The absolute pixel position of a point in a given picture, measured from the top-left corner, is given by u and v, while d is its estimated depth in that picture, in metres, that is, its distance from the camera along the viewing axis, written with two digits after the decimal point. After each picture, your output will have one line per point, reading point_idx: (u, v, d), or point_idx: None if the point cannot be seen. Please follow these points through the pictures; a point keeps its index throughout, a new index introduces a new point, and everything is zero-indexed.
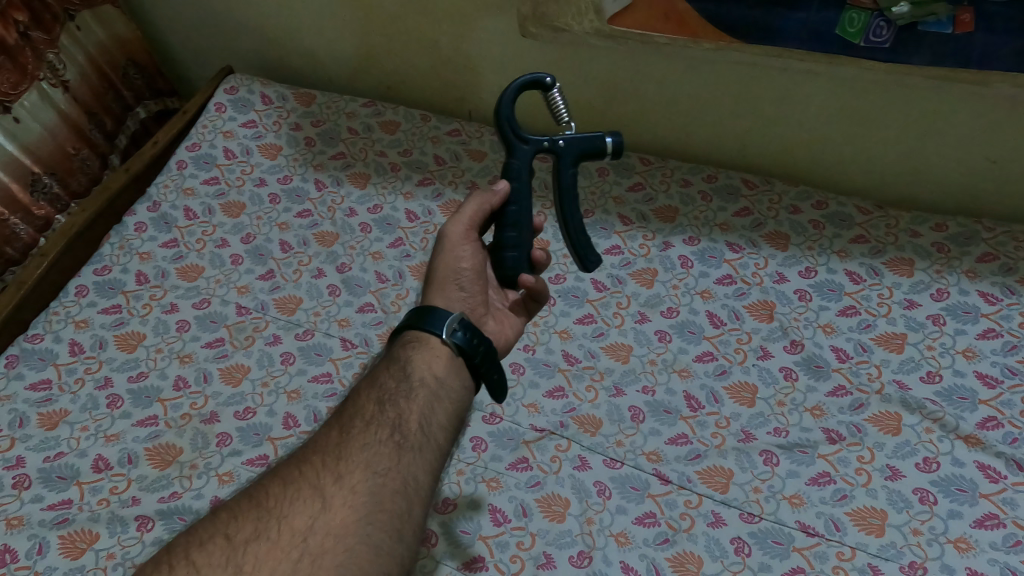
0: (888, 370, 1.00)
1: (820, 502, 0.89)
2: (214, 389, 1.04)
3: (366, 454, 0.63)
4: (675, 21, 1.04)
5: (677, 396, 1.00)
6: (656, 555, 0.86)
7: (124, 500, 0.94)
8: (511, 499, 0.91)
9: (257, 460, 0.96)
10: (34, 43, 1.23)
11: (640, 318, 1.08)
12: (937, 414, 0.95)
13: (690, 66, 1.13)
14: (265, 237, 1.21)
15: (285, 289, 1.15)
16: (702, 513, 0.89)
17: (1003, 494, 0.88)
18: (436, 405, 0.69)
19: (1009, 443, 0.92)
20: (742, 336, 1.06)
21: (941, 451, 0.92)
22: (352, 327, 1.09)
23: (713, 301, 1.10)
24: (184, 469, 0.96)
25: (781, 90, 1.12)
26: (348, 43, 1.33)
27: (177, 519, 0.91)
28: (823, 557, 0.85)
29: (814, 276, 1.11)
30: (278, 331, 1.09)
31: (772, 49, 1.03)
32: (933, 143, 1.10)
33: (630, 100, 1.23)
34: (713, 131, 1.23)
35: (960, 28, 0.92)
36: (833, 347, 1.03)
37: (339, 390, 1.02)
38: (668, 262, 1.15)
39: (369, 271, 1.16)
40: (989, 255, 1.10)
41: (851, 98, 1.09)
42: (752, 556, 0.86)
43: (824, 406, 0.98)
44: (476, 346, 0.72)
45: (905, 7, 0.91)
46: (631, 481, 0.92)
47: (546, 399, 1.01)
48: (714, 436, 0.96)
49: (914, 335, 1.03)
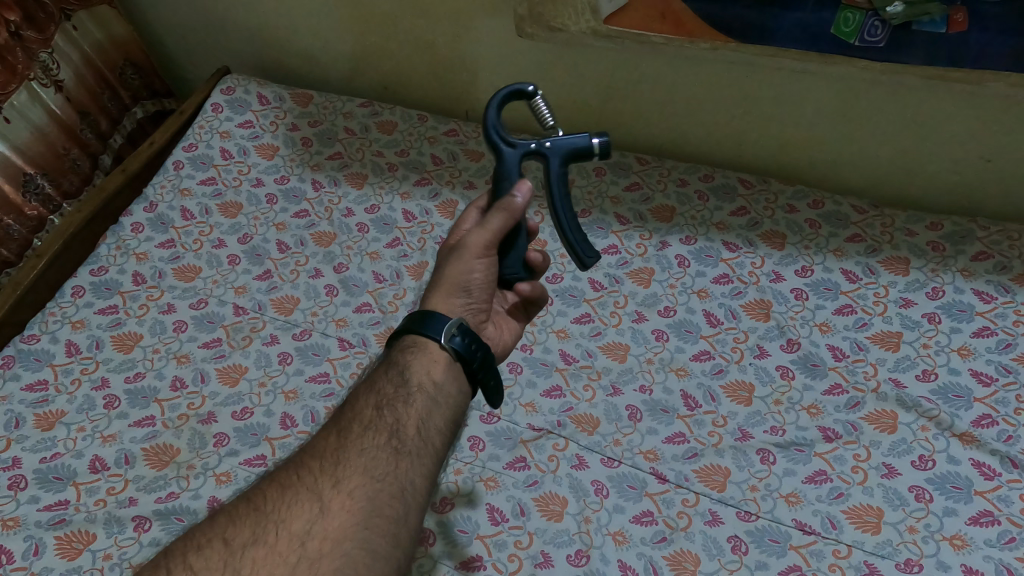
0: (885, 369, 0.96)
1: (818, 501, 0.85)
2: (211, 389, 0.99)
3: (363, 460, 0.58)
4: (673, 23, 1.00)
5: (674, 395, 0.96)
6: (654, 555, 0.82)
7: (121, 500, 0.90)
8: (508, 499, 0.87)
9: (255, 460, 0.92)
10: (25, 43, 1.16)
11: (637, 317, 1.04)
12: (932, 412, 0.90)
13: (688, 65, 1.09)
14: (263, 238, 1.17)
15: (282, 289, 1.10)
16: (700, 512, 0.85)
17: (998, 492, 0.84)
18: (435, 410, 0.64)
19: (1004, 440, 0.88)
20: (739, 335, 1.01)
21: (937, 449, 0.88)
22: (350, 327, 1.05)
23: (710, 301, 1.05)
24: (181, 469, 0.92)
25: (782, 90, 1.07)
26: (344, 43, 1.29)
27: (176, 520, 0.87)
28: (819, 555, 0.81)
29: (811, 275, 1.07)
30: (276, 331, 1.05)
31: (769, 49, 0.99)
32: (942, 142, 1.06)
33: (627, 99, 1.18)
34: (713, 131, 1.19)
35: (954, 29, 0.88)
36: (829, 345, 0.99)
37: (337, 391, 0.98)
38: (665, 262, 1.10)
39: (366, 271, 1.11)
40: (983, 254, 1.05)
41: (850, 97, 1.05)
42: (750, 554, 0.82)
43: (820, 405, 0.93)
44: (473, 352, 0.66)
45: (898, 7, 0.87)
46: (627, 480, 0.88)
47: (543, 399, 0.96)
48: (711, 435, 0.92)
49: (910, 333, 0.99)
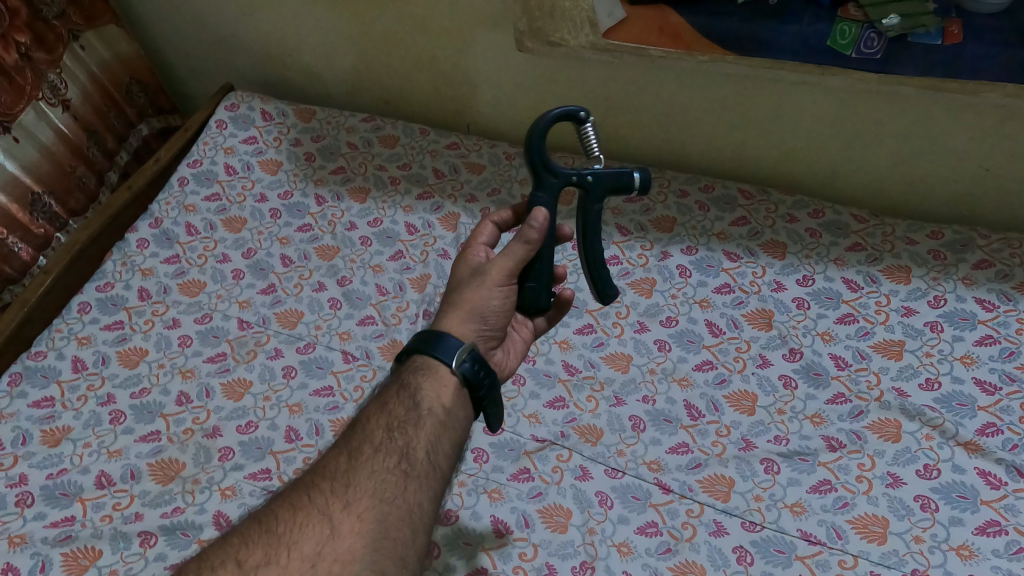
0: (886, 377, 0.96)
1: (821, 510, 0.85)
2: (216, 404, 0.99)
3: (373, 482, 0.58)
4: (670, 35, 1.03)
5: (676, 405, 0.95)
6: (659, 565, 0.82)
7: (127, 516, 0.89)
8: (513, 509, 0.86)
9: (259, 474, 0.92)
10: (35, 64, 1.19)
11: (640, 327, 1.04)
12: (936, 420, 0.90)
13: (684, 80, 1.10)
14: (266, 252, 1.17)
15: (285, 303, 1.10)
16: (704, 522, 0.85)
17: (1005, 501, 0.84)
18: (443, 435, 0.64)
19: (1009, 449, 0.88)
20: (740, 345, 1.01)
21: (941, 458, 0.87)
22: (352, 340, 1.05)
23: (711, 310, 1.05)
24: (186, 484, 0.91)
25: (809, 106, 1.07)
26: (347, 60, 1.30)
27: (181, 534, 0.87)
28: (826, 566, 0.80)
29: (812, 284, 1.07)
30: (279, 345, 1.05)
31: (767, 62, 1.01)
32: (977, 159, 1.05)
33: (652, 116, 1.18)
34: (739, 146, 1.18)
35: (950, 39, 0.92)
36: (831, 354, 0.99)
37: (341, 404, 0.98)
38: (666, 272, 1.10)
39: (369, 284, 1.12)
40: (985, 262, 1.06)
41: (878, 114, 1.04)
42: (754, 564, 0.81)
43: (824, 414, 0.93)
44: (480, 378, 0.67)
45: (895, 19, 0.92)
46: (632, 490, 0.88)
47: (547, 410, 0.96)
48: (714, 445, 0.91)
49: (912, 342, 0.98)
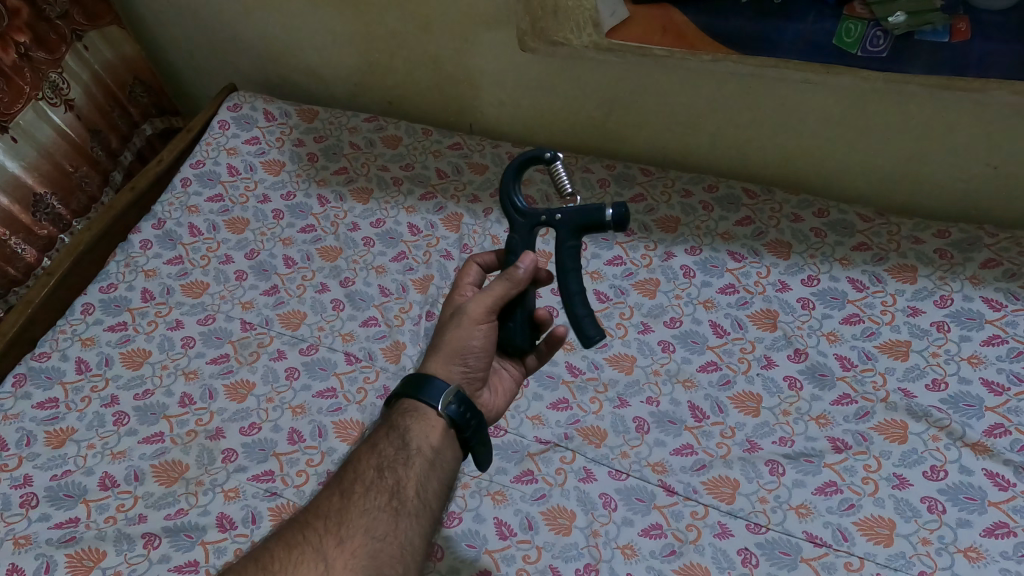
0: (903, 298, 0.82)
1: (845, 421, 0.73)
2: (114, 372, 0.83)
3: (365, 521, 0.48)
4: (675, 36, 0.82)
5: (702, 326, 0.82)
6: (663, 569, 0.64)
7: (16, 478, 0.75)
8: (516, 512, 0.68)
9: (155, 438, 0.77)
10: None
11: (627, 274, 0.87)
12: (939, 339, 0.78)
13: (644, 64, 0.88)
14: (175, 222, 0.97)
15: (234, 211, 0.98)
16: (708, 524, 0.67)
17: (1009, 405, 0.72)
18: (435, 474, 0.52)
19: (1013, 357, 0.76)
20: (762, 270, 0.87)
21: (948, 372, 0.75)
22: (294, 245, 0.94)
23: (734, 242, 0.90)
24: (81, 448, 0.76)
25: (795, 96, 0.86)
26: None
27: (63, 498, 0.73)
28: (832, 569, 0.63)
29: (827, 215, 0.91)
30: (230, 250, 0.94)
31: (769, 61, 0.80)
32: (996, 154, 0.83)
33: (600, 103, 0.96)
34: (710, 138, 0.96)
35: (957, 37, 0.72)
36: (849, 279, 0.85)
37: (287, 300, 0.88)
38: (670, 273, 0.87)
39: (312, 197, 1.00)
40: (991, 262, 0.84)
41: (883, 104, 0.83)
42: (760, 568, 0.64)
43: (839, 333, 0.80)
44: (467, 421, 0.53)
45: (901, 16, 0.72)
46: (636, 492, 0.69)
47: (550, 412, 0.76)
48: (741, 361, 0.78)
49: (925, 266, 0.84)
